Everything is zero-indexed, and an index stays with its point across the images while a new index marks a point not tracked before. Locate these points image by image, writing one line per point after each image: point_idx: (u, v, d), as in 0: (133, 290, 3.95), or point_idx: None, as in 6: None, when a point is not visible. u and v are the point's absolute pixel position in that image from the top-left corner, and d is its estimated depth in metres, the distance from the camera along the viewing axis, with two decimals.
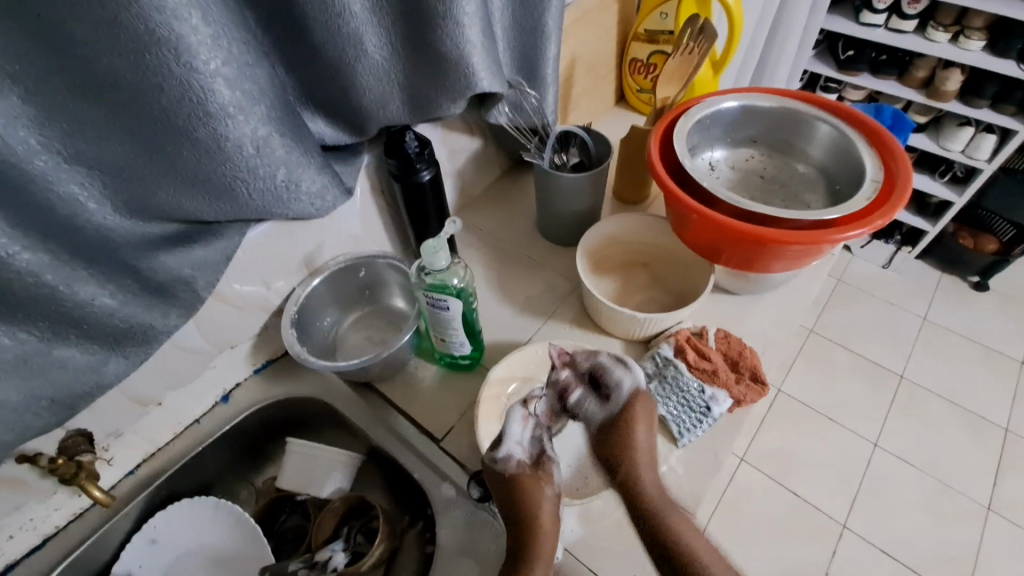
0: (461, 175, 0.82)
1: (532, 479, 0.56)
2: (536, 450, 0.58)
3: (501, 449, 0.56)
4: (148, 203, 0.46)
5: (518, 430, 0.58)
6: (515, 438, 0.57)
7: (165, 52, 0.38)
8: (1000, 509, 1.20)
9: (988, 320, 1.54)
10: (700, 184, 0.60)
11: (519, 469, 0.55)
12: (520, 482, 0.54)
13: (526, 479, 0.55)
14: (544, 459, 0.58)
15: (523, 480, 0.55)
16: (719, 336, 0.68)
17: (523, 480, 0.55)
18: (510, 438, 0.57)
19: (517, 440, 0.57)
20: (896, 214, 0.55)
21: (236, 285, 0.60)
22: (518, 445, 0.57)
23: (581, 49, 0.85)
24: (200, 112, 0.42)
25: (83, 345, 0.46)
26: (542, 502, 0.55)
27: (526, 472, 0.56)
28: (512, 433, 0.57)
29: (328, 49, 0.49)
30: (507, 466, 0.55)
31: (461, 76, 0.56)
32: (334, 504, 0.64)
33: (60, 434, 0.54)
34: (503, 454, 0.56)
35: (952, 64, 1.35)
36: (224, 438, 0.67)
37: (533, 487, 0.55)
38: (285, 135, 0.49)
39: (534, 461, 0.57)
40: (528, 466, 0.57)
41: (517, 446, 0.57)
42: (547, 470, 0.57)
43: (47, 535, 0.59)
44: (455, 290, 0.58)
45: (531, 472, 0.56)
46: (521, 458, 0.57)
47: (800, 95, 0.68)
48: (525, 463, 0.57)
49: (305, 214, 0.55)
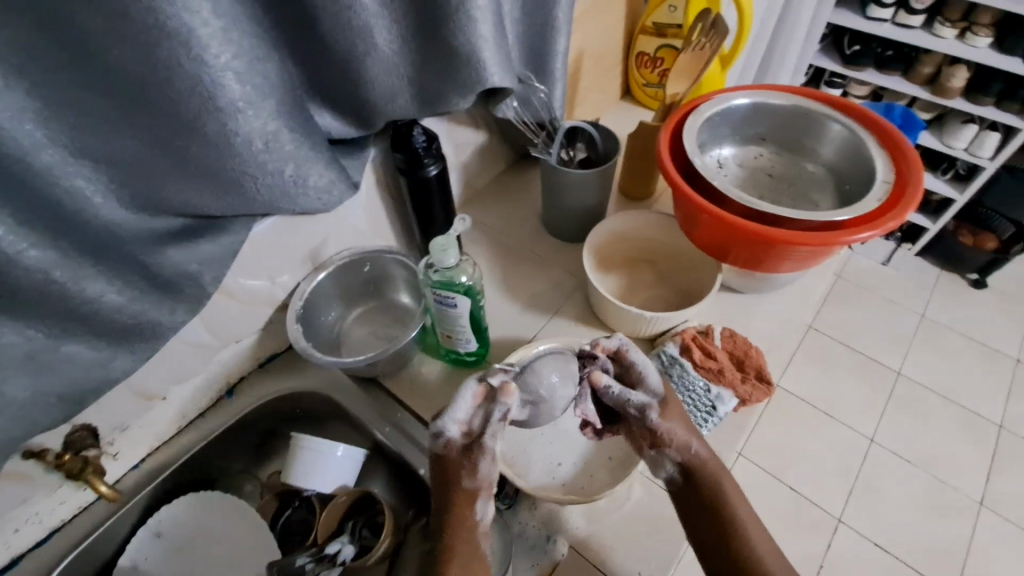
0: (466, 168, 0.81)
1: (455, 464, 0.51)
2: (473, 434, 0.51)
3: (436, 424, 0.51)
4: (154, 198, 0.45)
5: (461, 406, 0.51)
6: (454, 416, 0.51)
7: (175, 45, 0.37)
8: (990, 503, 1.21)
9: (985, 318, 1.55)
10: (711, 183, 0.60)
11: (444, 451, 0.51)
12: (445, 466, 0.51)
13: (449, 462, 0.51)
14: (476, 446, 0.51)
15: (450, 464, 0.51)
16: (724, 336, 0.68)
17: (450, 463, 0.51)
18: (448, 415, 0.51)
19: (455, 418, 0.51)
20: (908, 217, 0.54)
21: (242, 279, 0.59)
22: (451, 424, 0.51)
23: (589, 42, 0.84)
24: (210, 106, 0.41)
25: (90, 341, 0.46)
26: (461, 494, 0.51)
27: (453, 455, 0.51)
28: (454, 411, 0.51)
29: (338, 43, 0.48)
30: (435, 445, 0.51)
31: (472, 71, 0.55)
32: (341, 499, 0.64)
33: (66, 429, 0.53)
34: (436, 429, 0.51)
35: (958, 60, 1.35)
36: (230, 432, 0.67)
37: (456, 472, 0.51)
38: (295, 130, 0.48)
39: (465, 446, 0.51)
40: (457, 450, 0.51)
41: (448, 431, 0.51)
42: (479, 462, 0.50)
43: (52, 528, 0.58)
44: (463, 288, 0.58)
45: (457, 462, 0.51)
46: (455, 438, 0.51)
47: (812, 94, 0.67)
48: (454, 447, 0.51)
49: (312, 209, 0.54)
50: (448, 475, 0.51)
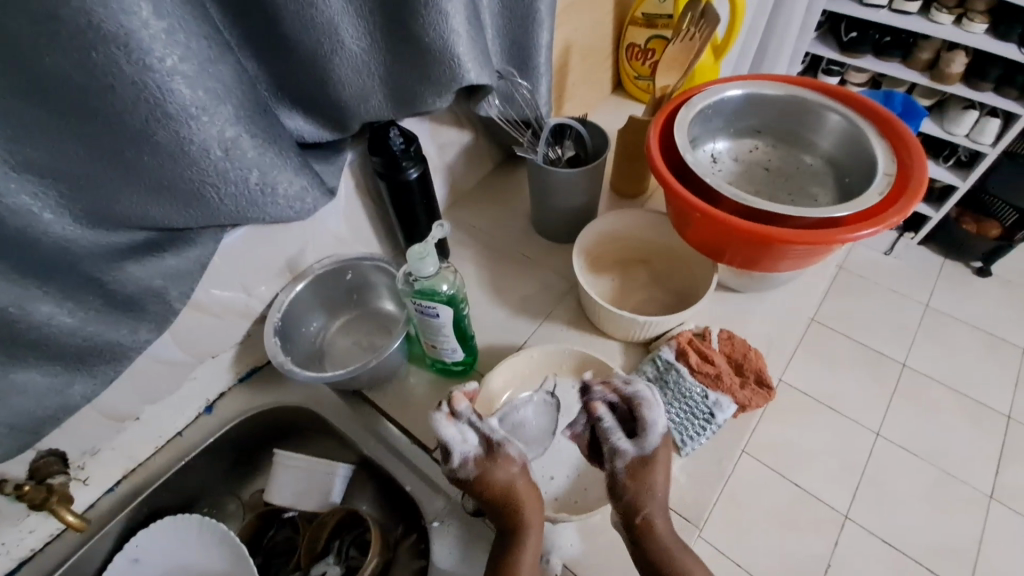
0: (451, 170, 0.78)
1: (493, 472, 0.54)
2: (484, 441, 0.56)
3: (454, 457, 0.54)
4: (110, 212, 0.42)
5: (455, 432, 0.54)
6: (463, 440, 0.54)
7: (115, 49, 0.34)
8: (1000, 496, 1.17)
9: (992, 307, 1.51)
10: (703, 181, 0.57)
11: (479, 469, 0.54)
12: (486, 480, 0.54)
13: (487, 474, 0.54)
14: (495, 450, 0.56)
15: (486, 476, 0.54)
16: (722, 338, 0.65)
17: (487, 476, 0.54)
18: (457, 445, 0.54)
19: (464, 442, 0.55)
20: (911, 211, 0.51)
21: (214, 291, 0.57)
22: (466, 447, 0.54)
23: (576, 35, 0.81)
24: (160, 113, 0.38)
25: (44, 366, 0.43)
26: (512, 488, 0.54)
27: (484, 466, 0.54)
28: (457, 439, 0.54)
29: (301, 41, 0.46)
30: (466, 469, 0.54)
31: (446, 68, 0.52)
32: (324, 519, 0.61)
33: (30, 456, 0.51)
34: (458, 461, 0.54)
35: (957, 45, 1.31)
36: (209, 450, 0.64)
37: (497, 476, 0.54)
38: (258, 135, 0.45)
39: (487, 454, 0.55)
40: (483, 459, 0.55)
41: (467, 445, 0.54)
42: (510, 457, 0.56)
43: (23, 557, 0.56)
44: (445, 297, 0.55)
45: (486, 461, 0.55)
46: (474, 456, 0.54)
47: (808, 82, 0.64)
48: (481, 459, 0.55)
49: (284, 218, 0.51)
50: (492, 480, 0.54)
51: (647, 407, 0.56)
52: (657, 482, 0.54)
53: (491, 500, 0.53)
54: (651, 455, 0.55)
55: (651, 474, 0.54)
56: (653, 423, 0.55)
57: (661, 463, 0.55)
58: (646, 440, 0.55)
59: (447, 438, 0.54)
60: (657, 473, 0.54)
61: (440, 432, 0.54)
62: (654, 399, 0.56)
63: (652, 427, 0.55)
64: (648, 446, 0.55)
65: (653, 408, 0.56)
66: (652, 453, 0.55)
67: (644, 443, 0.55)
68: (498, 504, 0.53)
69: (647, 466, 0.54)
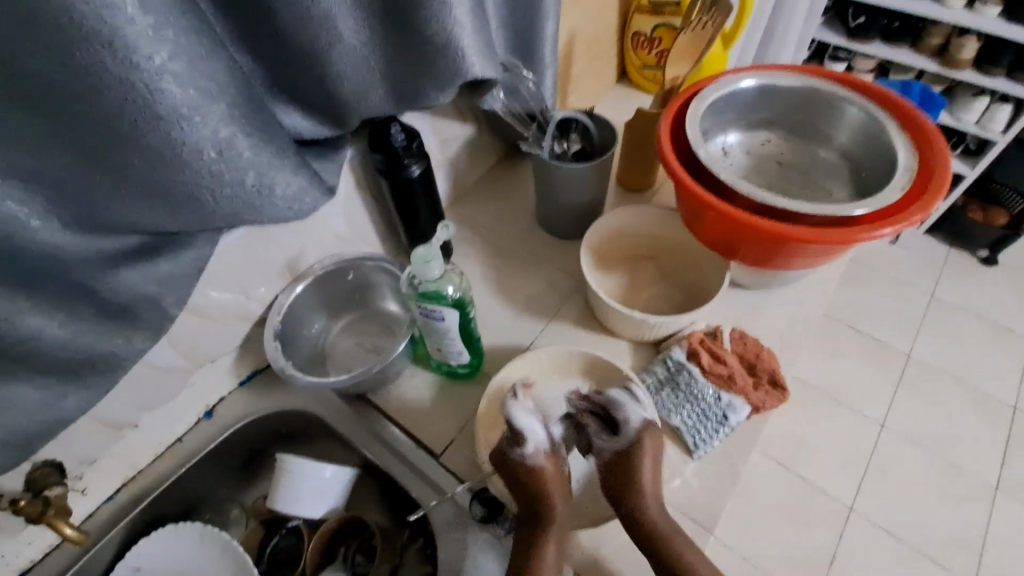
0: (453, 165, 0.76)
1: (555, 469, 0.53)
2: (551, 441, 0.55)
3: (529, 446, 0.53)
4: (100, 218, 0.40)
5: (526, 422, 0.53)
6: (536, 430, 0.53)
7: (99, 47, 0.32)
8: (1007, 488, 1.16)
9: (1000, 296, 1.49)
10: (717, 177, 0.55)
11: (547, 464, 0.53)
12: (546, 478, 0.52)
13: (552, 476, 0.53)
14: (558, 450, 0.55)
15: (548, 474, 0.52)
16: (735, 337, 0.64)
17: (552, 476, 0.53)
18: (535, 436, 0.53)
19: (535, 433, 0.53)
20: (934, 209, 0.49)
21: (213, 294, 0.55)
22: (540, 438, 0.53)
23: (581, 23, 0.78)
24: (149, 113, 0.36)
25: (35, 379, 0.42)
26: (560, 491, 0.52)
27: (550, 465, 0.53)
28: (529, 429, 0.53)
29: (297, 34, 0.43)
30: (535, 463, 0.52)
31: (450, 61, 0.49)
32: (330, 526, 0.60)
33: (27, 468, 0.49)
34: (530, 451, 0.53)
35: (968, 30, 1.28)
36: (210, 456, 0.63)
37: (557, 478, 0.53)
38: (253, 134, 0.43)
39: (552, 450, 0.55)
40: (550, 458, 0.54)
41: (541, 435, 0.53)
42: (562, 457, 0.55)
43: (23, 568, 0.55)
44: (451, 300, 0.53)
45: (551, 457, 0.54)
46: (543, 449, 0.53)
47: (824, 73, 0.62)
48: (548, 455, 0.54)
49: (282, 219, 0.49)
50: (546, 481, 0.52)
51: (625, 405, 0.54)
52: (642, 474, 0.52)
53: (535, 499, 0.51)
54: (632, 451, 0.53)
55: (635, 469, 0.52)
56: (627, 419, 0.54)
57: (648, 456, 0.53)
58: (623, 432, 0.54)
59: (524, 425, 0.53)
60: (642, 470, 0.52)
61: (515, 420, 0.53)
62: (630, 398, 0.55)
63: (626, 423, 0.54)
64: (625, 439, 0.53)
65: (630, 404, 0.54)
66: (633, 448, 0.53)
67: (624, 438, 0.53)
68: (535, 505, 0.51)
69: (632, 458, 0.52)
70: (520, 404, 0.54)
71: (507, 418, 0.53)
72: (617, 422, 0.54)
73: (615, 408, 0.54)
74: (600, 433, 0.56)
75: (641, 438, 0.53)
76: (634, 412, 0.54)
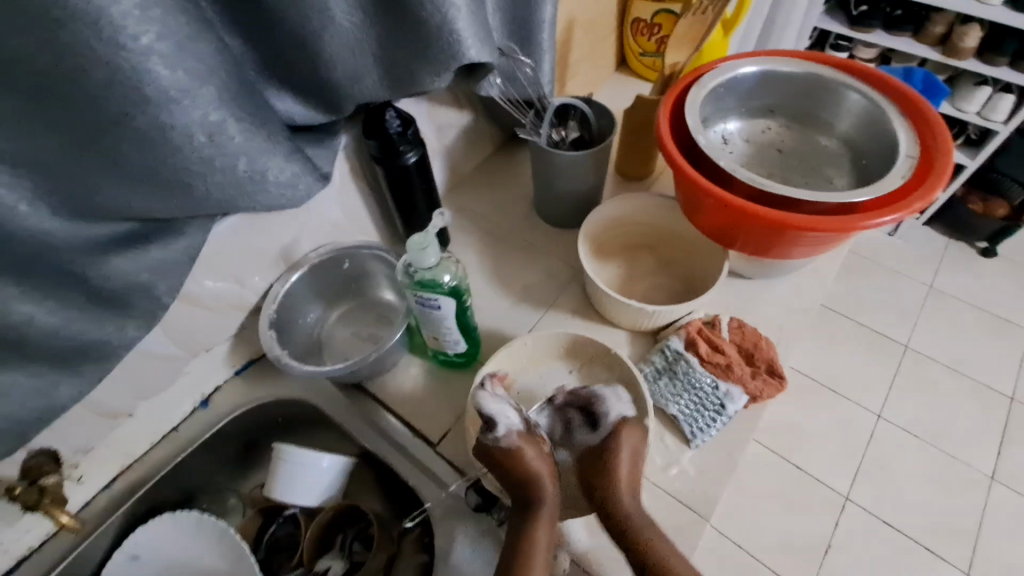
0: (450, 152, 0.75)
1: (532, 447, 0.54)
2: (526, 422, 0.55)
3: (501, 428, 0.53)
4: (90, 204, 0.40)
5: (496, 406, 0.54)
6: (507, 413, 0.53)
7: (83, 26, 0.32)
8: (1003, 478, 1.16)
9: (999, 287, 1.48)
10: (716, 164, 0.54)
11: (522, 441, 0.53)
12: (524, 457, 0.52)
13: (529, 453, 0.53)
14: (535, 432, 0.55)
15: (525, 452, 0.53)
16: (732, 326, 0.64)
17: (528, 455, 0.53)
18: (505, 417, 0.53)
19: (507, 416, 0.54)
20: (935, 196, 0.49)
21: (206, 283, 0.54)
22: (512, 418, 0.53)
23: (579, 9, 0.77)
24: (137, 96, 0.35)
25: (26, 367, 0.41)
26: (541, 472, 0.52)
27: (527, 442, 0.54)
28: (499, 412, 0.53)
29: (290, 15, 0.43)
30: (511, 442, 0.52)
31: (444, 45, 0.49)
32: (325, 516, 0.61)
33: (21, 456, 0.49)
34: (503, 432, 0.53)
35: (971, 18, 1.27)
36: (206, 445, 0.63)
37: (535, 458, 0.53)
38: (245, 118, 0.42)
39: (529, 430, 0.55)
40: (526, 436, 0.54)
41: (512, 418, 0.53)
42: (543, 441, 0.55)
43: (19, 557, 0.55)
44: (447, 289, 0.53)
45: (528, 438, 0.54)
46: (517, 427, 0.54)
47: (827, 59, 0.61)
48: (524, 434, 0.54)
49: (275, 206, 0.49)
50: (525, 461, 0.52)
51: (606, 400, 0.56)
52: (620, 462, 0.53)
53: (523, 483, 0.51)
54: (609, 442, 0.54)
55: (610, 460, 0.53)
56: (606, 413, 0.55)
57: (623, 450, 0.53)
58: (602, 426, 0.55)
59: (492, 410, 0.53)
60: (619, 457, 0.53)
61: (485, 406, 0.53)
62: (613, 394, 0.56)
63: (605, 416, 0.55)
64: (603, 432, 0.55)
65: (610, 399, 0.56)
66: (608, 443, 0.54)
67: (602, 431, 0.55)
68: (524, 487, 0.52)
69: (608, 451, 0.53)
70: (490, 392, 0.55)
71: (477, 406, 0.53)
72: (597, 417, 0.56)
73: (595, 402, 0.56)
74: (583, 426, 0.57)
75: (618, 431, 0.54)
76: (613, 405, 0.56)
